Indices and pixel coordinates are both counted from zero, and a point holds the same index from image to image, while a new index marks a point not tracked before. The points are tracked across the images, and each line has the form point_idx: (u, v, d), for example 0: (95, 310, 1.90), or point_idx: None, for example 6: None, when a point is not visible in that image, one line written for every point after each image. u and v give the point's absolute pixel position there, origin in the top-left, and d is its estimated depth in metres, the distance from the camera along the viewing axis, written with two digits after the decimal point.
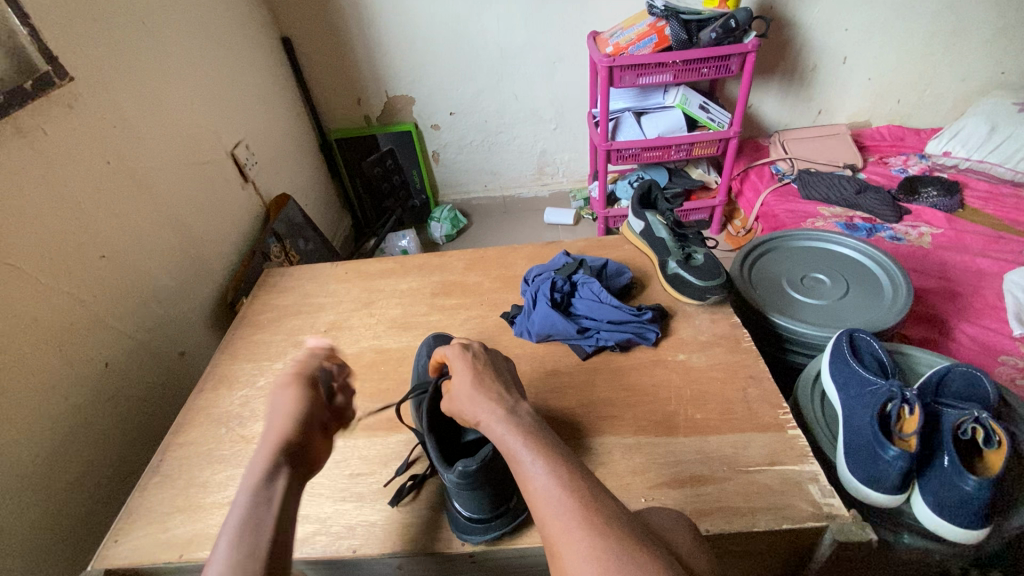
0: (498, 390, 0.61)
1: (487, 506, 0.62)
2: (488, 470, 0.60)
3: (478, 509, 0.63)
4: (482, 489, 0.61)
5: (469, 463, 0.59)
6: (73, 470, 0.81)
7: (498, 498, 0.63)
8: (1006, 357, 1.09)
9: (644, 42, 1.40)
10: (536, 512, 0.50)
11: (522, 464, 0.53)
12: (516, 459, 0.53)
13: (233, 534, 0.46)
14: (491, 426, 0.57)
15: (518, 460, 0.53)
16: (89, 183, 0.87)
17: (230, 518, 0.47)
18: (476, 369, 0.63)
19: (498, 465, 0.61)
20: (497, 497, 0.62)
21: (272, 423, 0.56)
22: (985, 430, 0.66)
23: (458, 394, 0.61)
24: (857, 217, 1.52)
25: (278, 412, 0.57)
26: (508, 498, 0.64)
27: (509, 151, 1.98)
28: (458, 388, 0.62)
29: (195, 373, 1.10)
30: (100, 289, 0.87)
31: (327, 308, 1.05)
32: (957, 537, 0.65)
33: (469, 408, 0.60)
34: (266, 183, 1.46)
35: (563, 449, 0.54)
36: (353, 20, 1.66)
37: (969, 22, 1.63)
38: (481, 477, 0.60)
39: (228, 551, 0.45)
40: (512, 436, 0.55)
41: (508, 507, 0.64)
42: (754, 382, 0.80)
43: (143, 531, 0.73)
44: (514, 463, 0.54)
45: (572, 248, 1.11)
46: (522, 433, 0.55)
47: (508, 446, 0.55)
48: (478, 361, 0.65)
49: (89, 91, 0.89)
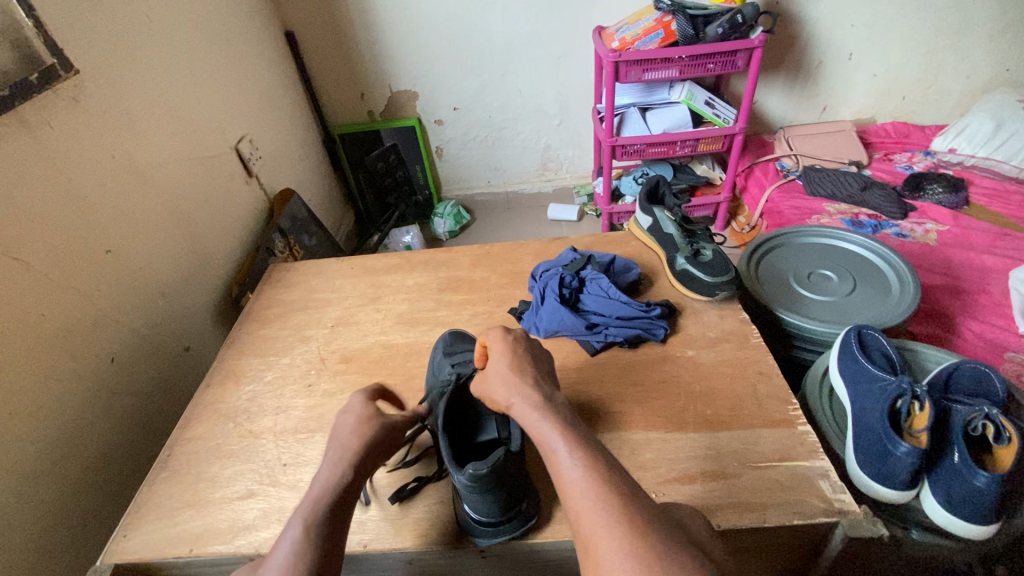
0: (534, 379, 0.62)
1: (498, 509, 0.62)
2: (498, 474, 0.60)
3: (491, 512, 0.62)
4: (491, 492, 0.60)
5: (479, 466, 0.59)
6: (80, 465, 0.81)
7: (509, 501, 0.63)
8: (1011, 354, 1.09)
9: (650, 37, 1.39)
10: (567, 504, 0.50)
11: (556, 454, 0.53)
12: (548, 449, 0.54)
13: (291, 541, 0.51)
14: (524, 414, 0.58)
15: (551, 450, 0.54)
16: (94, 177, 0.86)
17: (290, 523, 0.53)
18: (513, 355, 0.64)
19: (509, 467, 0.61)
20: (508, 499, 0.62)
21: (339, 435, 0.61)
22: (995, 426, 0.66)
23: (492, 378, 0.63)
24: (862, 213, 1.52)
25: (346, 428, 0.62)
26: (520, 500, 0.64)
27: (513, 147, 1.98)
28: (492, 370, 0.64)
29: (201, 368, 1.10)
30: (105, 284, 0.87)
31: (333, 303, 1.05)
32: (967, 533, 0.65)
33: (501, 393, 0.61)
34: (270, 178, 1.45)
35: (595, 444, 0.54)
36: (356, 14, 1.65)
37: (976, 18, 1.62)
38: (491, 480, 0.60)
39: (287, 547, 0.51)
40: (547, 426, 0.56)
41: (521, 510, 0.64)
42: (763, 378, 0.80)
43: (152, 526, 0.73)
44: (547, 453, 0.54)
45: (579, 244, 1.11)
46: (557, 423, 0.56)
47: (541, 435, 0.55)
48: (517, 346, 0.67)
49: (93, 84, 0.89)
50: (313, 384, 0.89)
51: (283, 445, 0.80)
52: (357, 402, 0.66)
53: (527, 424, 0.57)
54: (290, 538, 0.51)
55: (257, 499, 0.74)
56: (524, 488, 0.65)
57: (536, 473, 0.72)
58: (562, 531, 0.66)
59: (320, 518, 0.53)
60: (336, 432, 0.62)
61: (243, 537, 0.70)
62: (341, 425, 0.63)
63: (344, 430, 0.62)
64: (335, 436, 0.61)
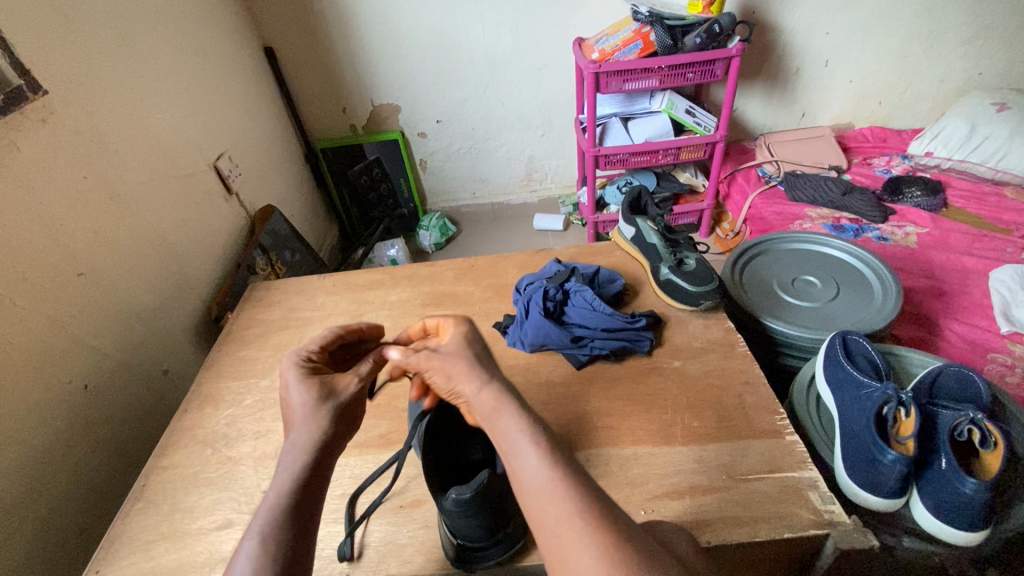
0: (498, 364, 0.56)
1: (481, 533, 0.61)
2: (483, 498, 0.59)
3: (478, 536, 0.61)
4: (478, 516, 0.59)
5: (463, 490, 0.58)
6: (53, 499, 0.78)
7: (496, 524, 0.62)
8: (994, 354, 1.10)
9: (629, 48, 1.40)
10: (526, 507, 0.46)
11: (517, 454, 0.48)
12: (510, 450, 0.49)
13: (262, 514, 0.46)
14: (489, 404, 0.52)
15: (513, 448, 0.48)
16: (65, 200, 0.84)
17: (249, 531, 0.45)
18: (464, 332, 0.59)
19: (494, 489, 0.60)
20: (493, 523, 0.61)
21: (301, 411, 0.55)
22: (980, 430, 0.66)
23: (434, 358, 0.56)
24: (843, 218, 1.54)
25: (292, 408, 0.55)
26: (506, 524, 0.63)
27: (496, 158, 1.98)
28: (442, 348, 0.57)
29: (179, 393, 1.07)
30: (79, 308, 0.85)
31: (314, 321, 1.03)
32: (958, 540, 0.65)
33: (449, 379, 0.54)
34: (250, 194, 1.43)
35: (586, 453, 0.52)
36: (335, 29, 1.64)
37: (946, 24, 1.65)
38: (477, 504, 0.58)
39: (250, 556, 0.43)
40: (511, 424, 0.50)
41: (505, 534, 0.63)
42: (749, 388, 0.79)
43: (127, 560, 0.70)
44: (509, 450, 0.49)
45: (563, 255, 1.10)
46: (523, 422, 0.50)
47: (502, 427, 0.50)
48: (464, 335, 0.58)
49: (63, 106, 0.87)
50: None
51: (263, 470, 0.78)
52: (294, 379, 0.59)
53: (488, 414, 0.51)
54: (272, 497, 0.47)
55: (237, 529, 0.71)
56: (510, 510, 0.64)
57: None
58: None
59: (304, 474, 0.49)
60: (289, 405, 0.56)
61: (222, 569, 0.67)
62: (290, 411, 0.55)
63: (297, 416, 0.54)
64: (289, 424, 0.54)
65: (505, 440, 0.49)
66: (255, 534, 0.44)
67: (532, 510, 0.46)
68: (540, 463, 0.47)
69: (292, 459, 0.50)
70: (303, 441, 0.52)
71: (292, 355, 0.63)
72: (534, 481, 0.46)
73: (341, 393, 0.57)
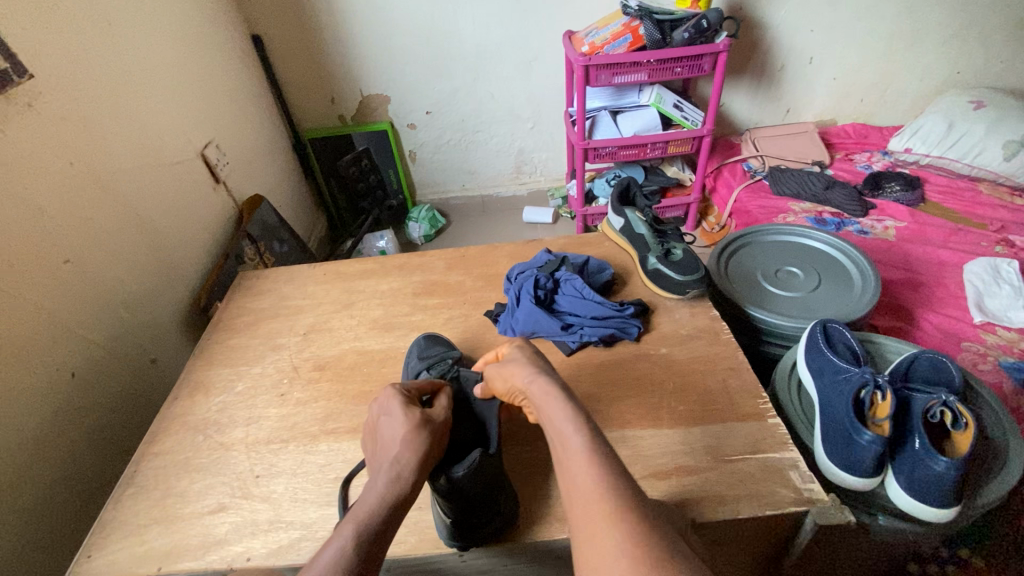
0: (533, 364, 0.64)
1: (472, 514, 0.62)
2: (473, 477, 0.60)
3: (470, 516, 0.63)
4: (472, 493, 0.61)
5: (457, 469, 0.60)
6: (42, 486, 0.78)
7: (489, 502, 0.63)
8: (967, 343, 1.14)
9: (619, 41, 1.41)
10: (566, 484, 0.51)
11: (565, 436, 0.53)
12: (556, 432, 0.55)
13: (352, 521, 0.51)
14: (546, 396, 0.59)
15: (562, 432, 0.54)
16: (51, 186, 0.83)
17: (339, 533, 0.49)
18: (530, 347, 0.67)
19: (485, 468, 0.62)
20: (484, 501, 0.63)
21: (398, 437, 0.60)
22: (952, 412, 0.70)
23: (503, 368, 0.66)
24: (825, 211, 1.58)
25: (392, 433, 0.61)
26: (499, 502, 0.65)
27: (486, 150, 1.98)
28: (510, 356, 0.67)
29: (168, 381, 1.06)
30: (65, 296, 0.84)
31: (305, 310, 1.03)
32: (929, 517, 0.68)
33: (523, 376, 0.62)
34: (238, 183, 1.42)
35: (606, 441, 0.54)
36: (324, 18, 1.63)
37: (927, 24, 1.69)
38: (471, 482, 0.61)
39: (335, 552, 0.47)
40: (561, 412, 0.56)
41: (496, 515, 0.64)
42: (734, 372, 0.82)
43: (119, 544, 0.70)
44: (558, 436, 0.54)
45: (553, 245, 1.12)
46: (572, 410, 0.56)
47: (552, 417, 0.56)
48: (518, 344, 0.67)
49: (50, 91, 0.86)
50: (286, 393, 0.87)
51: (255, 455, 0.78)
52: (396, 404, 0.63)
53: (543, 404, 0.58)
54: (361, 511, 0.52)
55: (229, 513, 0.71)
56: (501, 490, 0.66)
57: (514, 474, 0.73)
58: (542, 531, 0.66)
59: (392, 495, 0.54)
60: (390, 428, 0.61)
61: (215, 552, 0.68)
62: (388, 436, 0.61)
63: (394, 441, 0.59)
64: (386, 448, 0.59)
65: (555, 425, 0.56)
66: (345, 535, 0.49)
67: (571, 486, 0.50)
68: (584, 446, 0.52)
69: (382, 480, 0.55)
70: (393, 463, 0.57)
71: (394, 385, 0.67)
72: (573, 457, 0.51)
73: (433, 419, 0.63)
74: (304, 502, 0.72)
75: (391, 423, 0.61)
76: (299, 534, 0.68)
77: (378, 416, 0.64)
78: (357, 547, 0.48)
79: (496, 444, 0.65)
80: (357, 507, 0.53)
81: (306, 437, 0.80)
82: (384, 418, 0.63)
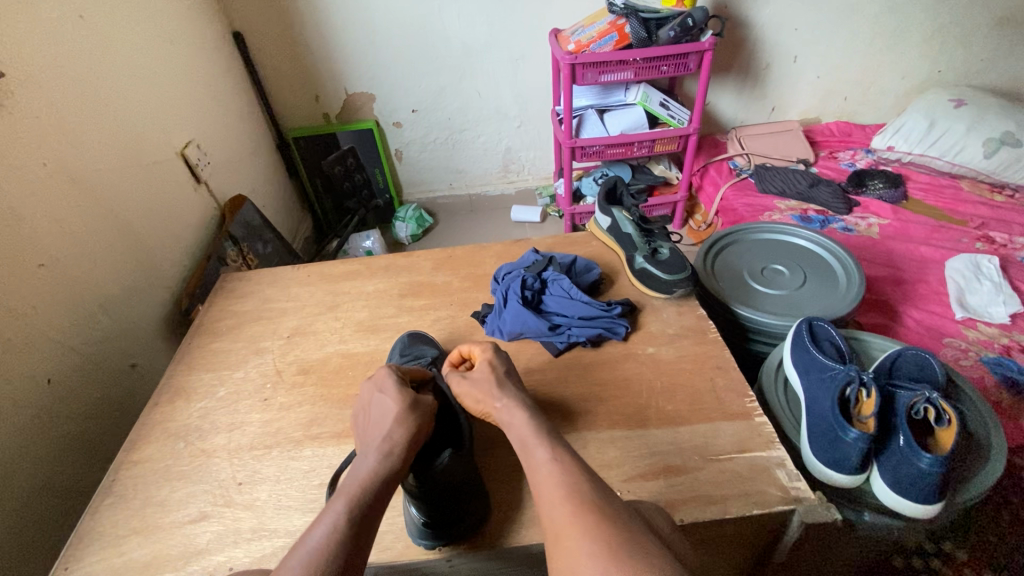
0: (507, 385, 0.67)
1: (443, 515, 0.62)
2: (443, 477, 0.61)
3: (441, 518, 0.63)
4: (442, 492, 0.61)
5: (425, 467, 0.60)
6: (16, 497, 0.75)
7: (459, 502, 0.63)
8: (950, 339, 1.15)
9: (605, 40, 1.41)
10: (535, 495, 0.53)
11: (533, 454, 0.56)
12: (523, 446, 0.58)
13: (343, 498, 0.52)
14: (512, 414, 0.62)
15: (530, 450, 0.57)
16: (24, 187, 0.81)
17: (330, 510, 0.51)
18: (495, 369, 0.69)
19: (457, 468, 0.62)
20: (456, 498, 0.63)
21: (389, 416, 0.60)
22: (936, 409, 0.70)
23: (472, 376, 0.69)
24: (810, 209, 1.59)
25: (383, 412, 0.62)
26: (468, 503, 0.64)
27: (473, 149, 1.97)
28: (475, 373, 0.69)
29: (148, 387, 1.04)
30: (40, 301, 0.82)
31: (289, 313, 1.02)
32: (914, 513, 0.68)
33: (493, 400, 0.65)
34: (220, 184, 1.39)
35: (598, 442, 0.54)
36: (308, 14, 1.61)
37: (908, 23, 1.71)
38: (441, 480, 0.61)
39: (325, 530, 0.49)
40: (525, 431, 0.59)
41: (468, 515, 0.64)
42: (721, 371, 0.82)
43: (97, 556, 0.68)
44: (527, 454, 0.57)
45: (541, 245, 1.11)
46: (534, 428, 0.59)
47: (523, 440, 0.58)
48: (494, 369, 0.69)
49: (22, 89, 0.83)
50: (270, 398, 0.86)
51: (238, 462, 0.77)
52: (390, 383, 0.65)
53: (510, 422, 0.62)
54: (350, 487, 0.53)
55: (211, 522, 0.70)
56: (473, 492, 0.66)
57: (502, 478, 0.72)
58: (531, 534, 0.66)
59: (381, 472, 0.55)
60: (381, 409, 0.62)
61: (197, 562, 0.66)
62: (378, 414, 0.62)
63: (384, 420, 0.60)
64: (377, 426, 0.60)
65: (521, 440, 0.59)
66: (335, 512, 0.51)
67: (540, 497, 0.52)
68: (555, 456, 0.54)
69: (371, 458, 0.56)
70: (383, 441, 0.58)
71: (386, 365, 0.69)
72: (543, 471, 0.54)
73: (422, 401, 0.63)
74: (287, 509, 0.70)
75: (383, 402, 0.63)
76: (282, 542, 0.67)
77: (370, 396, 0.66)
78: (346, 525, 0.49)
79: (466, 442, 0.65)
80: (347, 483, 0.54)
81: (291, 442, 0.79)
82: (377, 395, 0.64)
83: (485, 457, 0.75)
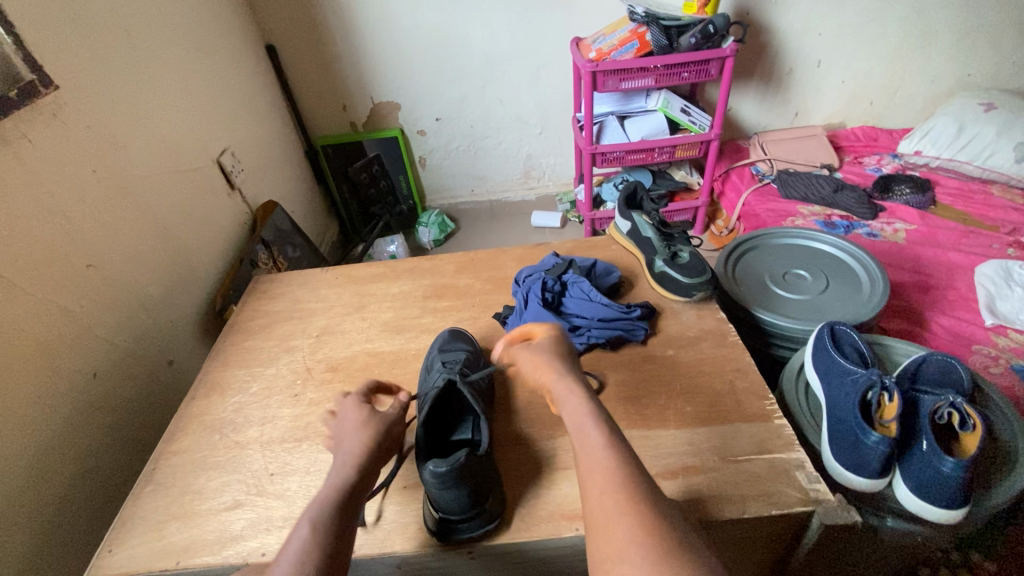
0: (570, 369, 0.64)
1: (456, 510, 0.64)
2: (459, 474, 0.62)
3: (456, 509, 0.64)
4: (457, 487, 0.63)
5: (440, 464, 0.61)
6: (63, 483, 0.80)
7: (475, 498, 0.65)
8: (979, 346, 1.13)
9: (625, 47, 1.43)
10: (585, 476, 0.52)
11: (584, 430, 0.56)
12: (575, 422, 0.57)
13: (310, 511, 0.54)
14: (567, 395, 0.60)
15: (582, 428, 0.56)
16: (74, 193, 0.86)
17: (300, 521, 0.53)
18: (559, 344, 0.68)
19: (472, 467, 0.64)
20: (470, 499, 0.64)
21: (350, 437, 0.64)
22: (960, 413, 0.70)
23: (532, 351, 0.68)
24: (834, 214, 1.58)
25: (346, 436, 0.65)
26: (484, 499, 0.66)
27: (494, 156, 2.00)
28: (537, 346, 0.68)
29: (184, 383, 1.09)
30: (89, 299, 0.87)
31: (317, 312, 1.06)
32: (937, 519, 0.68)
33: (548, 373, 0.64)
34: (253, 190, 1.45)
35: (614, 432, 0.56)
36: (337, 27, 1.67)
37: (935, 26, 1.69)
38: (456, 476, 0.62)
39: (300, 541, 0.51)
40: (579, 405, 0.58)
41: (481, 512, 0.66)
42: (741, 374, 0.82)
43: (140, 538, 0.72)
44: (577, 429, 0.57)
45: (561, 249, 1.13)
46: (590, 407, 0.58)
47: (576, 416, 0.58)
48: (562, 344, 0.69)
49: (75, 101, 0.89)
50: (300, 394, 0.89)
51: (269, 454, 0.80)
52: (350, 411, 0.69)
53: (563, 398, 0.61)
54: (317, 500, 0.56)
55: (245, 510, 0.73)
56: (489, 487, 0.67)
57: (523, 475, 0.74)
58: (552, 528, 0.67)
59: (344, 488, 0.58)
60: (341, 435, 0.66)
61: (232, 547, 0.69)
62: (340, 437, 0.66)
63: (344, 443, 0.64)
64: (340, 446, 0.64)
65: (576, 424, 0.57)
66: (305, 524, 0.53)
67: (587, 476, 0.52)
68: (600, 440, 0.54)
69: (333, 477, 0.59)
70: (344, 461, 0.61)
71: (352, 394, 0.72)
72: (594, 454, 0.53)
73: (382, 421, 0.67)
74: None
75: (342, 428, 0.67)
76: None
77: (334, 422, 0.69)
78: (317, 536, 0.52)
79: (484, 444, 0.67)
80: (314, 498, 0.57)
81: (320, 436, 0.82)
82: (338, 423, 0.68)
83: (507, 454, 0.77)
